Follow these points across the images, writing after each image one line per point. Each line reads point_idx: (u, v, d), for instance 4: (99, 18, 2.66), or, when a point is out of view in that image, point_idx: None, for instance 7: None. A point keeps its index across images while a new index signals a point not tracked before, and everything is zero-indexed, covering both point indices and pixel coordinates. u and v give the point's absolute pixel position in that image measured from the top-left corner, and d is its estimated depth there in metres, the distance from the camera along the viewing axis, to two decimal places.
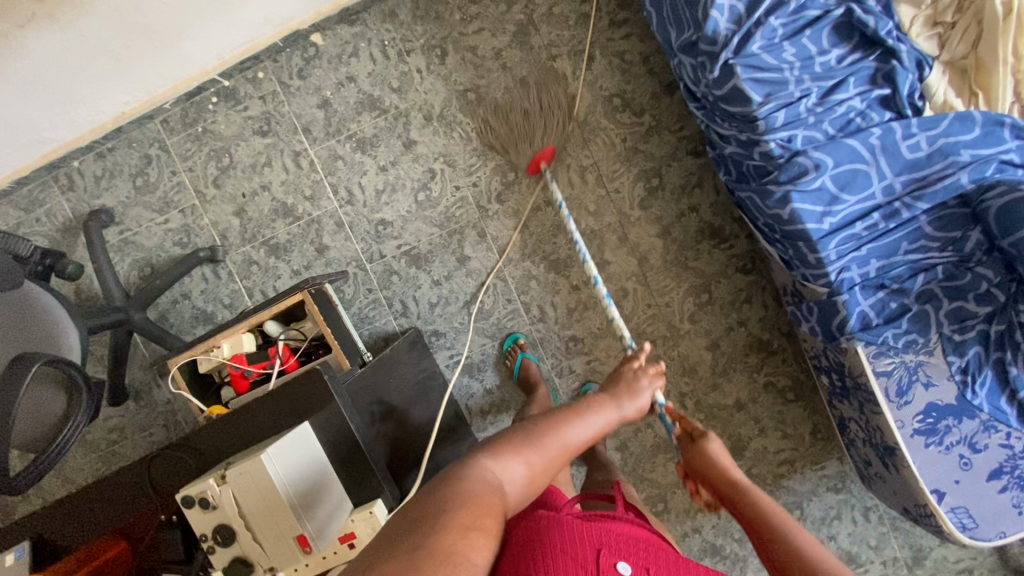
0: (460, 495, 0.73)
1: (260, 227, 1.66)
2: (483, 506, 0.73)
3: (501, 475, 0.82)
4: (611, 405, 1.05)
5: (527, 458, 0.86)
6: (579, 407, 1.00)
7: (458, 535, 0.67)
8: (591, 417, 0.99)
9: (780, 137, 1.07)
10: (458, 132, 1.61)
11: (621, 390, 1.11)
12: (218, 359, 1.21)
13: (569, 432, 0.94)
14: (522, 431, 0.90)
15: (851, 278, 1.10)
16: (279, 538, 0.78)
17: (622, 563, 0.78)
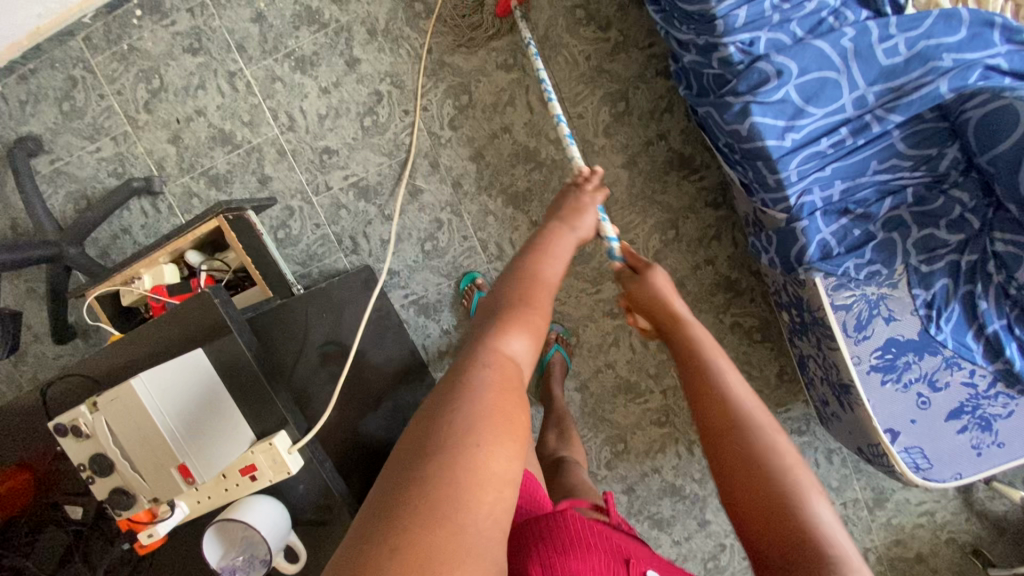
0: (479, 403, 0.59)
1: (198, 155, 1.56)
2: (508, 416, 0.59)
3: (505, 350, 0.65)
4: (564, 232, 0.83)
5: (532, 333, 0.69)
6: (540, 243, 0.80)
7: (477, 450, 0.55)
8: (556, 247, 0.80)
9: (740, 39, 0.95)
10: (406, 49, 1.48)
11: (564, 212, 0.87)
12: (139, 291, 1.14)
13: (537, 271, 0.75)
14: (503, 296, 0.71)
15: (812, 203, 1.01)
16: (158, 468, 0.74)
17: (653, 573, 0.71)
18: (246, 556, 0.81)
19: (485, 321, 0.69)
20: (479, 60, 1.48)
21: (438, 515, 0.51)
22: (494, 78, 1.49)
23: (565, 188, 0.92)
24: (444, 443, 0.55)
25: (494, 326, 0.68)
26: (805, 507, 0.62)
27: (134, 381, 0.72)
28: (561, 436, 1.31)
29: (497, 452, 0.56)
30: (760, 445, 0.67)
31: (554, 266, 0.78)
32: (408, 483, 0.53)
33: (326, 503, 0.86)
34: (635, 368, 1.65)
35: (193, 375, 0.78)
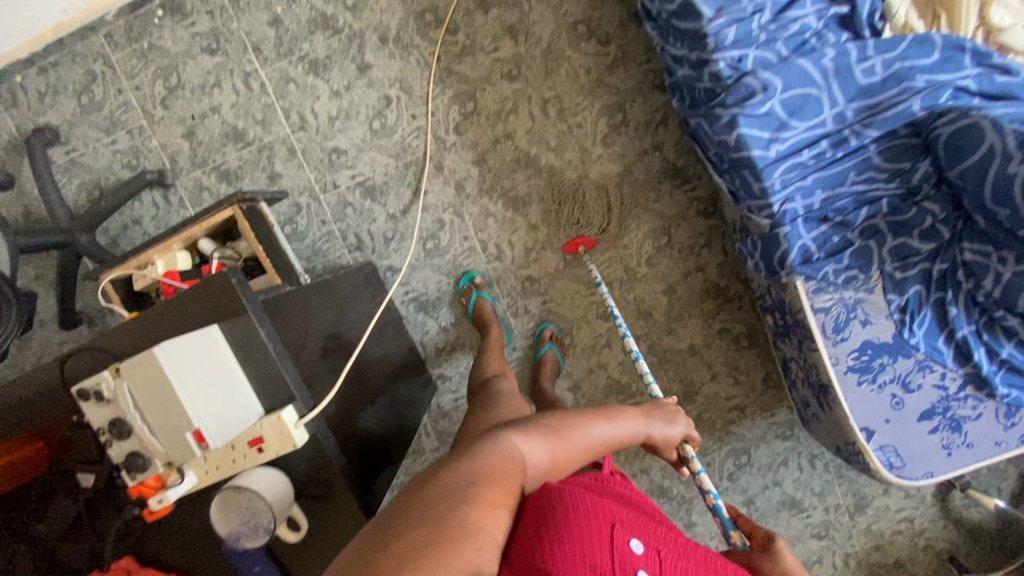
0: (484, 467, 0.68)
1: (210, 151, 1.62)
2: (503, 492, 0.67)
3: (522, 449, 0.76)
4: (636, 420, 0.96)
5: (549, 446, 0.79)
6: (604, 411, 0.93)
7: (483, 511, 0.63)
8: (619, 423, 0.93)
9: (730, 56, 1.02)
10: (415, 56, 1.55)
11: (659, 416, 1.02)
12: (152, 276, 1.19)
13: (589, 426, 0.87)
14: (539, 417, 0.84)
15: (794, 210, 1.07)
16: (174, 431, 0.79)
17: (635, 540, 0.75)
18: (249, 525, 0.85)
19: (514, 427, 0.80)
20: (484, 69, 1.55)
21: (437, 543, 0.57)
22: (498, 87, 1.56)
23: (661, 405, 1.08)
24: (462, 495, 0.63)
25: (527, 433, 0.79)
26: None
27: (157, 349, 0.76)
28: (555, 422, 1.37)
29: (495, 520, 0.64)
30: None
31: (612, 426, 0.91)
32: (417, 515, 0.60)
33: (328, 478, 0.90)
34: (626, 370, 1.71)
35: (210, 347, 0.82)
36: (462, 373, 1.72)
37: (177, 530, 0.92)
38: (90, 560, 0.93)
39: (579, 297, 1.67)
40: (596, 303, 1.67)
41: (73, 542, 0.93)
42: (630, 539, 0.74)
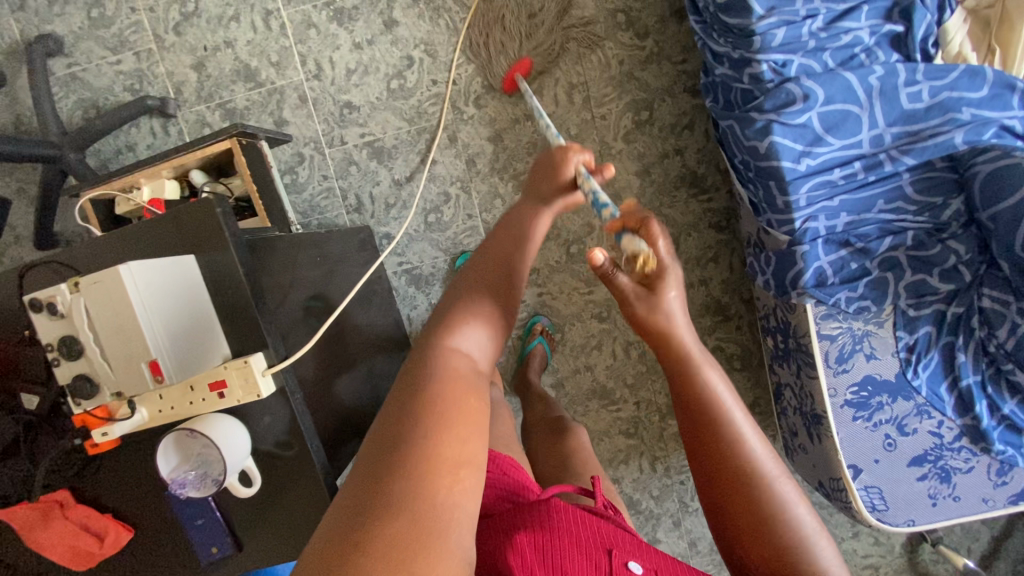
0: (424, 395, 0.63)
1: (218, 87, 1.54)
2: (460, 411, 0.62)
3: (455, 350, 0.68)
4: (533, 220, 0.82)
5: (487, 324, 0.72)
6: (514, 228, 0.81)
7: (443, 478, 0.57)
8: (529, 242, 0.81)
9: (774, 59, 0.97)
10: (445, 20, 1.49)
11: (542, 187, 0.84)
12: (135, 202, 1.13)
13: (494, 270, 0.76)
14: (458, 291, 0.74)
15: (816, 229, 1.02)
16: (128, 358, 0.72)
17: (634, 562, 0.70)
18: (198, 474, 0.79)
19: (435, 324, 0.72)
20: (515, 44, 1.49)
21: (402, 542, 0.51)
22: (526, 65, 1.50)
23: (546, 152, 0.86)
24: (409, 476, 0.56)
25: (447, 331, 0.69)
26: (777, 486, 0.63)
27: (120, 267, 0.69)
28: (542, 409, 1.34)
29: (464, 473, 0.59)
30: (720, 428, 0.64)
31: (528, 250, 0.81)
32: (361, 510, 0.54)
33: (290, 437, 0.84)
34: (613, 375, 1.66)
35: (178, 273, 0.76)
36: None
37: (125, 474, 0.86)
38: (21, 485, 0.88)
39: (576, 294, 1.63)
40: (593, 302, 1.62)
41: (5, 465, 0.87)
42: (627, 561, 0.69)
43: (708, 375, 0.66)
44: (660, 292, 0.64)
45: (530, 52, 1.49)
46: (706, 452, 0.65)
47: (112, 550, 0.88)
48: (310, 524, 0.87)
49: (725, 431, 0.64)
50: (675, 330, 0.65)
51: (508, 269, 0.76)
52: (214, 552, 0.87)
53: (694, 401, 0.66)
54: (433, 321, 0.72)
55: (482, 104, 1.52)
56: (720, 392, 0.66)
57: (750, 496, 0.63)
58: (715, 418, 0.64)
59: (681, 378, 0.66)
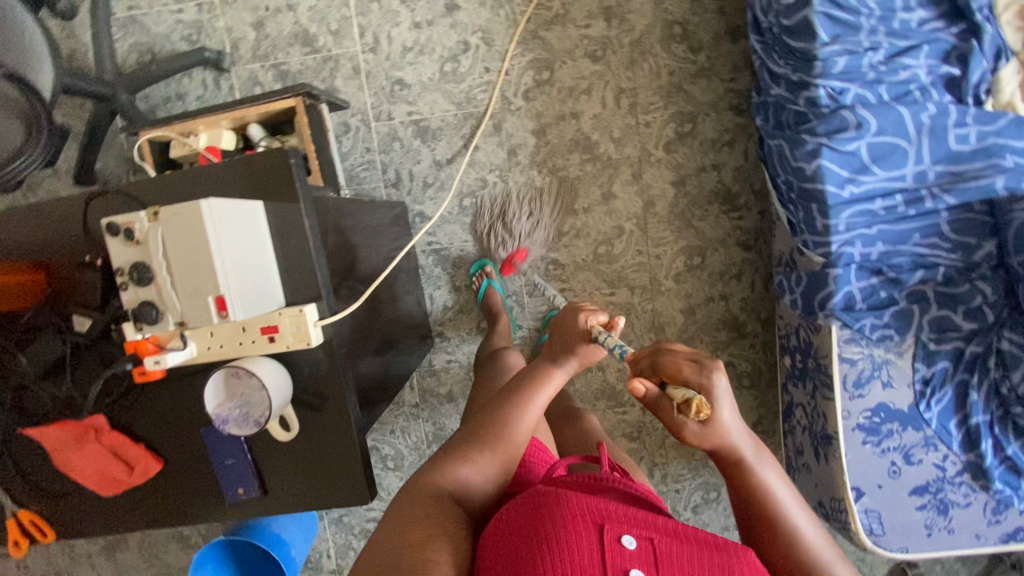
0: (413, 505, 0.78)
1: (275, 48, 1.57)
2: (423, 532, 0.73)
3: (455, 479, 0.82)
4: (544, 374, 0.93)
5: (478, 467, 0.85)
6: (524, 381, 0.93)
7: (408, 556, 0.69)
8: (535, 390, 0.92)
9: (832, 85, 1.00)
10: (506, 11, 1.52)
11: (555, 348, 0.93)
12: (193, 147, 1.15)
13: (502, 414, 0.90)
14: (468, 434, 0.89)
15: (851, 254, 1.05)
16: (196, 293, 0.71)
17: (627, 535, 0.69)
18: (240, 411, 0.82)
19: (448, 456, 0.86)
20: (571, 42, 1.52)
21: None
22: (578, 63, 1.53)
23: (567, 312, 0.94)
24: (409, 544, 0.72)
25: (440, 467, 0.83)
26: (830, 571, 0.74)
27: (203, 203, 0.69)
28: (557, 396, 1.37)
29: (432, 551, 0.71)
30: (779, 520, 0.77)
31: (538, 392, 0.92)
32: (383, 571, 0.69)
33: (329, 389, 0.86)
34: (623, 378, 1.69)
35: (247, 217, 0.76)
36: (462, 338, 1.69)
37: (165, 407, 0.89)
38: (62, 404, 0.91)
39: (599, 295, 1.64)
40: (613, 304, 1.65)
41: (50, 382, 0.90)
42: (620, 534, 0.69)
43: (766, 474, 0.78)
44: (712, 414, 0.73)
45: (584, 52, 1.52)
46: (769, 542, 0.77)
47: (140, 479, 0.90)
48: (337, 476, 0.89)
49: (783, 523, 0.77)
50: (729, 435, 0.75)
51: (510, 427, 0.88)
52: (240, 492, 0.90)
53: (757, 499, 0.78)
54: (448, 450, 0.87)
55: (530, 97, 1.55)
56: (778, 492, 0.78)
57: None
58: (774, 515, 0.77)
59: (742, 481, 0.78)
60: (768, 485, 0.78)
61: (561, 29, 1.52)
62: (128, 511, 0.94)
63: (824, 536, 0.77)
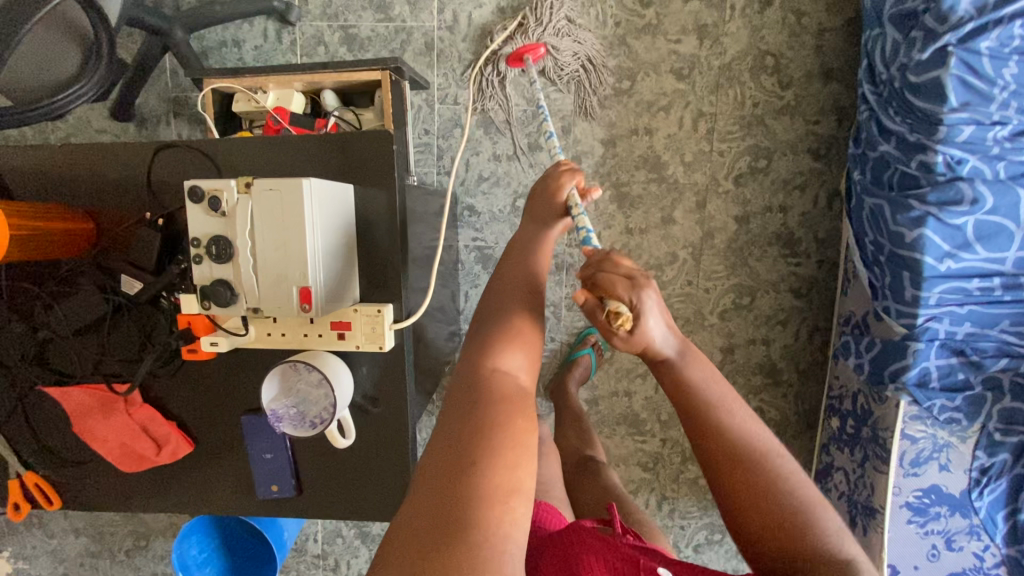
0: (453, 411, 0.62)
1: (346, 9, 1.47)
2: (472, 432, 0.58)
3: (498, 372, 0.65)
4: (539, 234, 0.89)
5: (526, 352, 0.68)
6: (513, 248, 0.88)
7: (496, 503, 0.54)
8: (532, 255, 0.84)
9: (952, 153, 0.96)
10: (596, 11, 1.44)
11: (536, 212, 0.93)
12: (260, 105, 1.07)
13: (505, 284, 0.79)
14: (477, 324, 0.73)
15: (935, 330, 1.01)
16: (280, 280, 0.64)
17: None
18: (296, 407, 0.76)
19: (476, 346, 0.69)
20: (658, 55, 1.44)
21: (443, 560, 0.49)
22: (662, 78, 1.45)
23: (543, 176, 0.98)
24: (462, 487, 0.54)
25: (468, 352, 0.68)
26: (773, 459, 0.61)
27: (306, 182, 0.62)
28: (576, 442, 1.30)
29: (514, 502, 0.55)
30: (710, 408, 0.64)
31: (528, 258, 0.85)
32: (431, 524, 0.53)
33: (389, 396, 0.80)
34: (649, 407, 1.64)
35: (338, 203, 0.69)
36: None
37: (208, 385, 0.82)
38: (90, 363, 0.82)
39: None
40: None
41: (84, 341, 0.82)
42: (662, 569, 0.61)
43: (696, 373, 0.66)
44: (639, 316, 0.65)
45: (669, 69, 1.45)
46: (707, 442, 0.63)
47: (167, 459, 0.83)
48: (380, 487, 0.83)
49: (713, 415, 0.63)
50: (652, 334, 0.65)
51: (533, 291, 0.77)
52: (273, 490, 0.83)
53: (684, 396, 0.65)
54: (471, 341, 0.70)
55: (606, 106, 1.48)
56: (710, 388, 0.65)
57: (775, 495, 0.59)
58: (702, 409, 0.64)
59: (668, 382, 0.67)
60: (693, 378, 0.66)
61: (649, 40, 1.44)
62: (148, 489, 0.87)
63: (762, 425, 0.64)
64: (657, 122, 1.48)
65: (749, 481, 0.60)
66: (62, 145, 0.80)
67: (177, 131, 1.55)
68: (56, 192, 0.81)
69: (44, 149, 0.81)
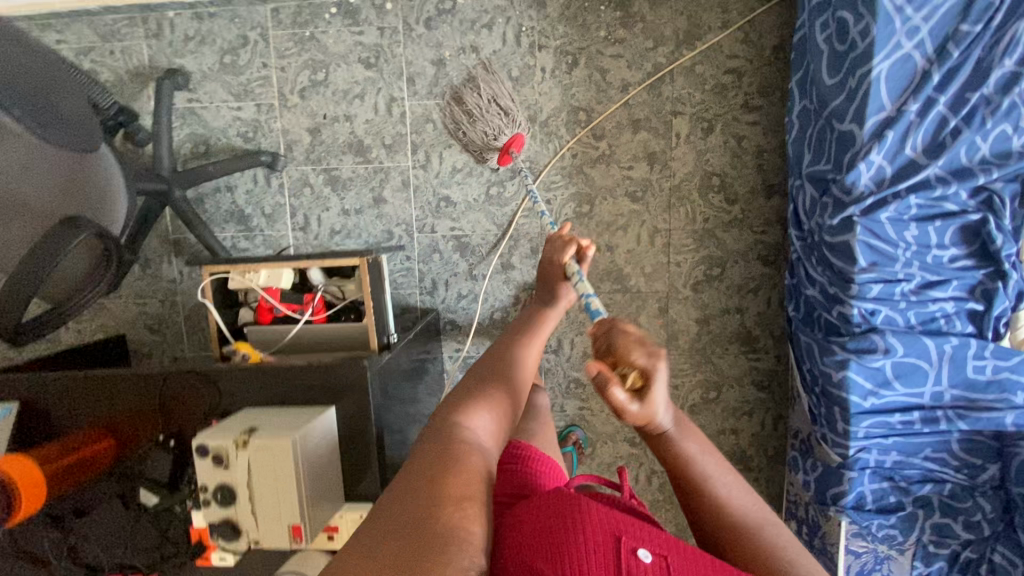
0: (436, 453, 0.64)
1: (328, 153, 1.61)
2: (437, 484, 0.59)
3: (469, 426, 0.70)
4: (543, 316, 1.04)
5: (495, 411, 0.75)
6: (522, 331, 0.98)
7: (454, 509, 0.56)
8: (527, 343, 0.94)
9: (866, 307, 1.07)
10: (554, 144, 1.57)
11: (540, 295, 1.10)
12: (253, 285, 1.19)
13: (507, 352, 0.90)
14: (474, 378, 0.81)
15: (866, 460, 1.13)
16: (276, 518, 0.89)
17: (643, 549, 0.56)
18: None
19: (450, 404, 0.74)
20: (613, 181, 1.58)
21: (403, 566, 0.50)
22: (618, 201, 1.58)
23: (551, 242, 1.10)
24: (428, 510, 0.56)
25: (460, 399, 0.75)
26: (768, 530, 0.64)
27: (288, 443, 0.86)
28: None
29: (469, 507, 0.58)
30: (706, 481, 0.68)
31: (535, 342, 0.96)
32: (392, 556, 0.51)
33: None
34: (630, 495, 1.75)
35: (316, 443, 0.92)
36: None
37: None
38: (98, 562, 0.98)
39: (615, 415, 1.71)
40: (629, 426, 1.71)
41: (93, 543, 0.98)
42: None
43: (688, 446, 0.70)
44: (642, 401, 0.66)
45: (624, 192, 1.58)
46: (696, 493, 0.68)
47: None
48: None
49: (709, 484, 0.68)
50: (658, 414, 0.67)
51: (523, 365, 0.88)
52: None
53: (677, 466, 0.69)
54: (442, 408, 0.73)
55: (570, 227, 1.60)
56: (716, 473, 0.69)
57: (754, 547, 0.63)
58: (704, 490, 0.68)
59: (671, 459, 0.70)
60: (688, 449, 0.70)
61: (605, 169, 1.57)
62: None
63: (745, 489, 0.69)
64: (617, 239, 1.61)
65: (746, 547, 0.63)
66: (60, 372, 0.99)
67: (179, 268, 1.70)
68: (80, 415, 0.99)
69: (66, 381, 0.99)
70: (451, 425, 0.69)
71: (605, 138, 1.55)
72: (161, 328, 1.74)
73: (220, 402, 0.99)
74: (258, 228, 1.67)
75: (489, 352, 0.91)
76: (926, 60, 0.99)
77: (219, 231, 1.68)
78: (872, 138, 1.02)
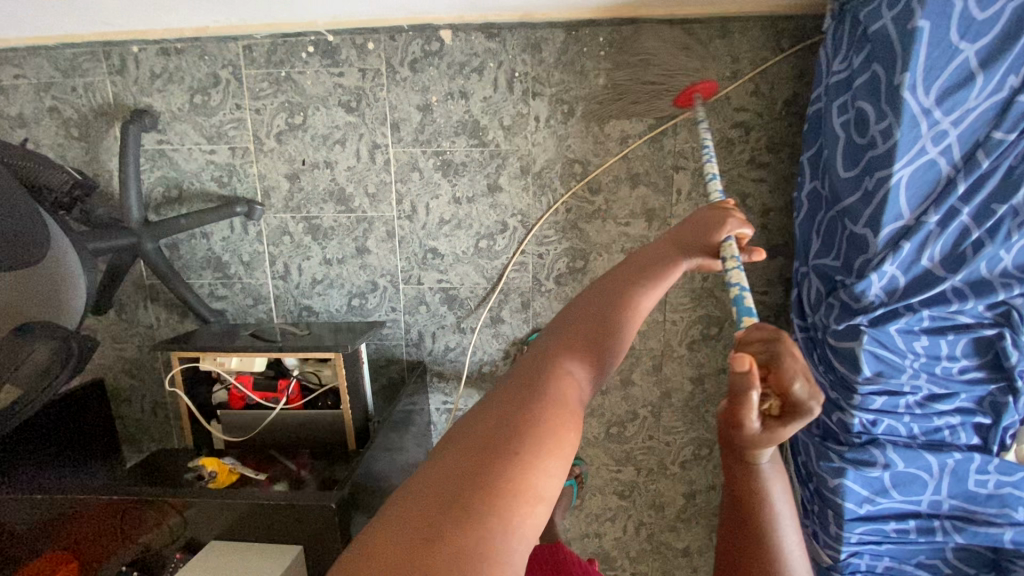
0: (510, 406, 0.46)
1: (308, 201, 1.52)
2: (495, 461, 0.42)
3: (560, 379, 0.50)
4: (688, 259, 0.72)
5: (595, 371, 0.53)
6: (653, 270, 0.65)
7: (510, 509, 0.39)
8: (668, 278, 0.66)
9: (867, 417, 1.02)
10: (548, 197, 1.48)
11: (688, 226, 0.77)
12: (223, 371, 1.16)
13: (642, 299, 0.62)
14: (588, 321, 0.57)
15: (857, 564, 1.10)
16: None
17: None
18: None
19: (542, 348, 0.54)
20: (609, 237, 1.49)
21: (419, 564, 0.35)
22: (613, 258, 1.51)
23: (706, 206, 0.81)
24: (476, 500, 0.39)
25: (556, 349, 0.53)
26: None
27: None
28: None
29: (536, 511, 0.40)
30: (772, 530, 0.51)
31: (661, 289, 0.64)
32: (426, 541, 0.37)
33: None
34: (618, 545, 1.74)
35: None
36: None
37: None
38: None
39: (605, 469, 1.68)
40: (618, 479, 1.68)
41: None
42: None
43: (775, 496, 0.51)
44: (768, 429, 0.47)
45: (619, 248, 1.49)
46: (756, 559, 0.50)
47: None
48: None
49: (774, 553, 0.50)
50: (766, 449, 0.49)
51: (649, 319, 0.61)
52: None
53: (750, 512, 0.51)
54: (533, 352, 0.54)
55: (562, 283, 1.53)
56: (793, 528, 0.51)
57: None
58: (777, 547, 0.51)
59: (749, 498, 0.51)
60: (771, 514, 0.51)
61: (601, 224, 1.48)
62: None
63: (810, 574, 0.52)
64: None
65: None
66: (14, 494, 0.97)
67: (156, 314, 1.63)
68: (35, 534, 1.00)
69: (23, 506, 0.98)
70: (546, 375, 0.49)
71: (602, 191, 1.46)
72: (139, 373, 1.69)
73: (187, 530, 1.00)
74: (237, 275, 1.60)
75: (600, 276, 0.64)
76: (951, 167, 0.91)
77: (195, 278, 1.61)
78: (887, 247, 0.95)
